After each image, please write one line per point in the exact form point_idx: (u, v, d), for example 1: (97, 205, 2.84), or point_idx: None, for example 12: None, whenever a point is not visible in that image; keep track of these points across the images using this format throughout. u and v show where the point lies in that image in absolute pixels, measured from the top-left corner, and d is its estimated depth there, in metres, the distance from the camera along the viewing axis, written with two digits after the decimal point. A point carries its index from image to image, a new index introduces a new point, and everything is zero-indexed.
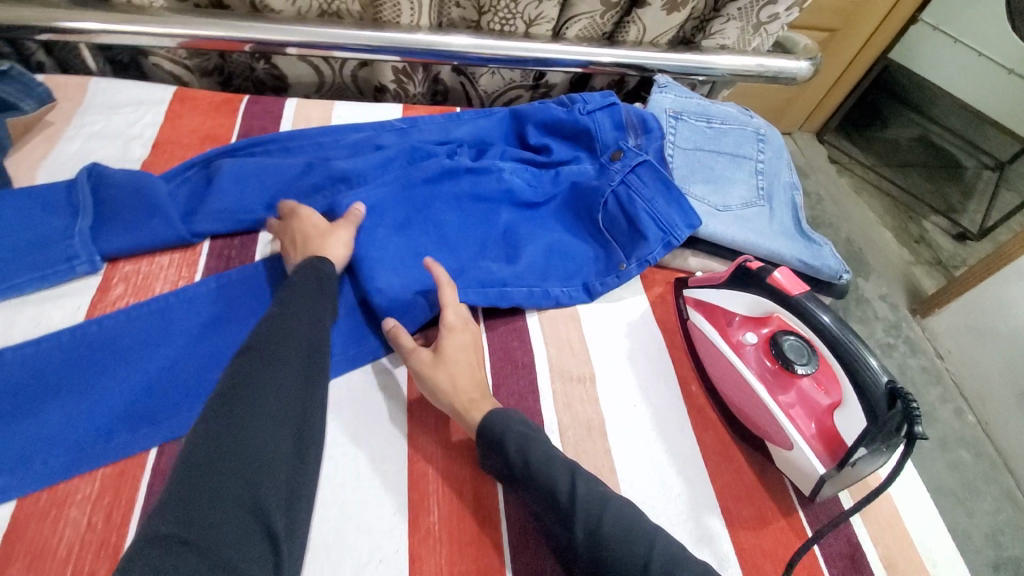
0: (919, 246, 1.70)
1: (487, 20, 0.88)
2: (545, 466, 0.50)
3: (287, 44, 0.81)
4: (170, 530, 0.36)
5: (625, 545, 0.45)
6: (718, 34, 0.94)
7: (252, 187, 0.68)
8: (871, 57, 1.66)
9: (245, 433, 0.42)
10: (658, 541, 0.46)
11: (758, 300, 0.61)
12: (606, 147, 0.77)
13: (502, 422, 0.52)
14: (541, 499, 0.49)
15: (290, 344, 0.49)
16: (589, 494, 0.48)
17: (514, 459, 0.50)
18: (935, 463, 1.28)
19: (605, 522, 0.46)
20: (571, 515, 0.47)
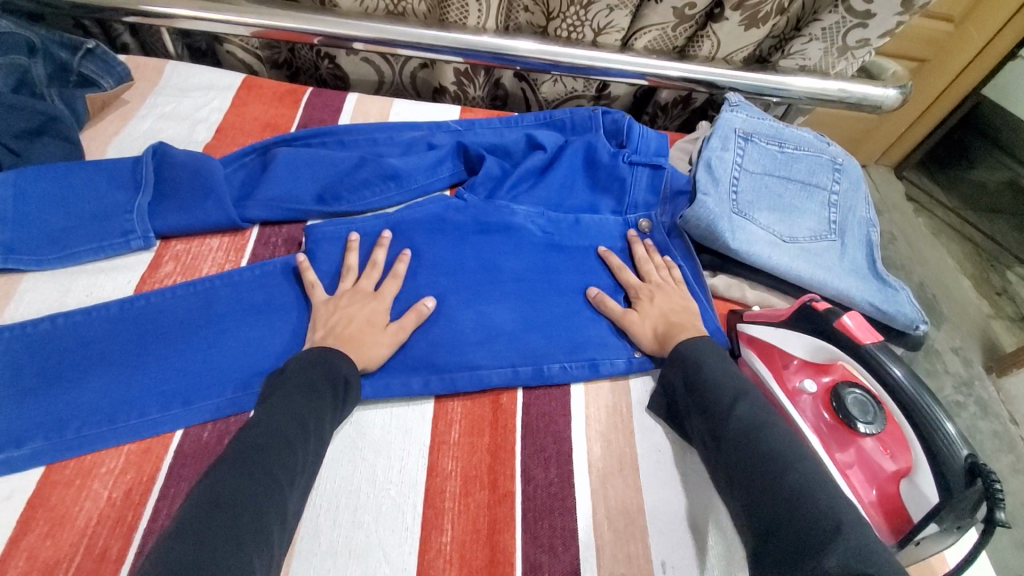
0: (1000, 298, 1.56)
1: (555, 25, 0.86)
2: (720, 380, 0.53)
3: (354, 39, 0.81)
4: (171, 553, 0.35)
5: (768, 455, 0.45)
6: (798, 55, 0.88)
7: (304, 178, 0.68)
8: (964, 90, 1.52)
9: (202, 530, 0.37)
10: (801, 466, 0.44)
11: (822, 345, 0.55)
12: (636, 207, 0.74)
13: (688, 347, 0.57)
14: (704, 411, 0.52)
15: (296, 399, 0.48)
16: (748, 414, 0.49)
17: (684, 379, 0.55)
18: (1001, 541, 1.15)
19: (757, 438, 0.47)
20: (725, 427, 0.49)
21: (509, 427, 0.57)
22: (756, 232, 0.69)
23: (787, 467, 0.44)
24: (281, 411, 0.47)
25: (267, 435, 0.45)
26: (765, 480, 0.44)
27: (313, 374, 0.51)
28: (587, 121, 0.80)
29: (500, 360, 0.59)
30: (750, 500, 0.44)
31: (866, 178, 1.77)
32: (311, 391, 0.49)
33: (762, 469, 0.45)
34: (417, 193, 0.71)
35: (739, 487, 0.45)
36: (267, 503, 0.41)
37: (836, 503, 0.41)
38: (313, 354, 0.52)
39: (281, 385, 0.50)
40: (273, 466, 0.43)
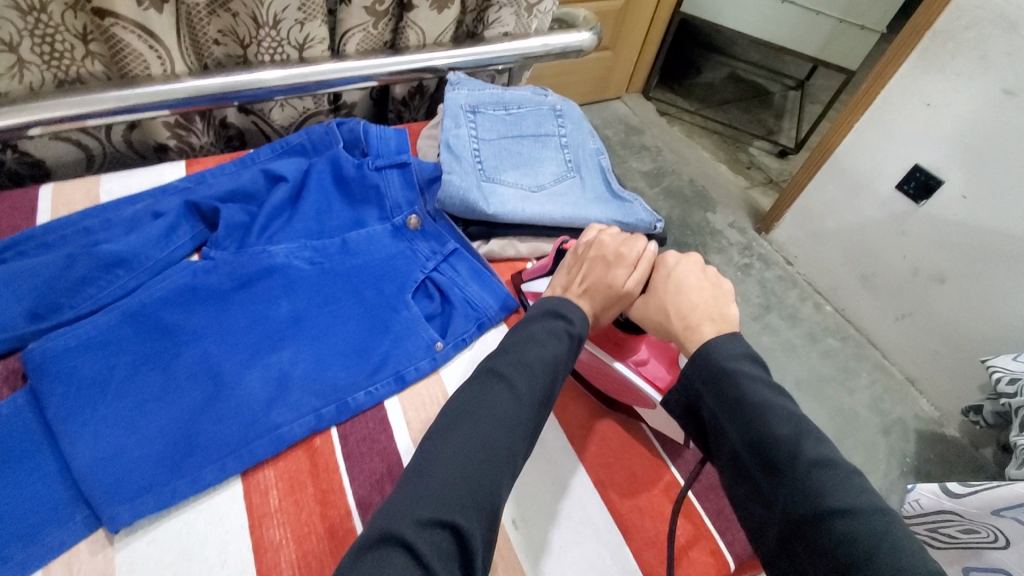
0: (751, 171, 1.90)
1: (255, 52, 0.82)
2: (774, 411, 0.47)
3: (28, 125, 0.70)
4: (403, 516, 0.39)
5: (850, 509, 0.42)
6: (497, 23, 0.96)
7: (2, 300, 0.57)
8: (667, 11, 1.79)
9: (429, 494, 0.41)
10: (887, 530, 0.41)
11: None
12: (399, 205, 0.74)
13: (717, 360, 0.50)
14: (756, 437, 0.47)
15: (522, 357, 0.51)
16: (815, 455, 0.45)
17: (722, 401, 0.49)
18: (812, 358, 1.43)
19: (828, 496, 0.43)
20: (791, 466, 0.45)
21: (331, 466, 0.56)
22: (506, 192, 0.74)
23: (871, 546, 0.40)
24: (529, 344, 0.52)
25: (520, 362, 0.50)
26: (841, 549, 0.41)
27: (531, 333, 0.53)
28: (324, 138, 0.79)
29: (304, 407, 0.57)
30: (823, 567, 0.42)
31: (623, 107, 2.00)
32: (552, 328, 0.54)
33: (834, 539, 0.42)
34: (158, 269, 0.64)
35: (811, 541, 0.43)
36: (516, 430, 0.46)
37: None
38: (544, 304, 0.57)
39: (509, 342, 0.53)
40: (522, 390, 0.49)
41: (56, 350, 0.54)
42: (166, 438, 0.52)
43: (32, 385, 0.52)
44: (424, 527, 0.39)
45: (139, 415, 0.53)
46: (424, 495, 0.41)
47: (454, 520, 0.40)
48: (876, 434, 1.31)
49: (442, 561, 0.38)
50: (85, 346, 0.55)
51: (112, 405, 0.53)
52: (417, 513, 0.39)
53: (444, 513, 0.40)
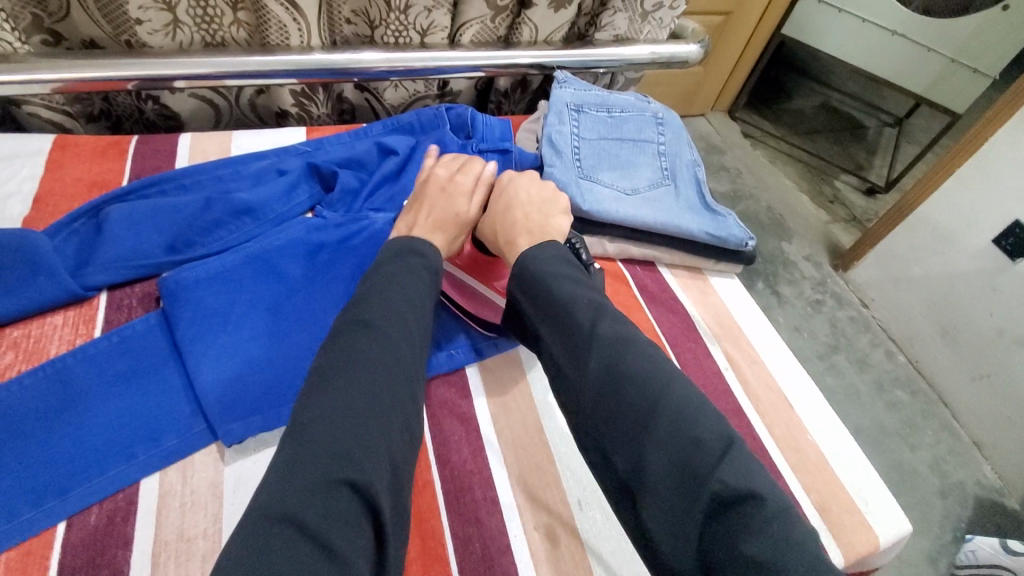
0: (834, 206, 1.82)
1: (381, 33, 0.88)
2: (575, 301, 0.52)
3: (174, 77, 0.77)
4: (287, 496, 0.39)
5: (639, 378, 0.48)
6: (608, 26, 0.98)
7: (148, 232, 0.65)
8: (768, 31, 1.75)
9: (311, 455, 0.41)
10: (670, 390, 0.47)
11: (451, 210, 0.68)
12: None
13: (533, 261, 0.56)
14: (562, 329, 0.52)
15: (381, 308, 0.51)
16: (611, 333, 0.51)
17: (539, 297, 0.54)
18: (876, 406, 1.36)
19: (623, 364, 0.49)
20: (592, 347, 0.50)
21: None
22: (603, 191, 0.75)
23: (658, 398, 0.47)
24: (388, 291, 0.53)
25: (385, 306, 0.51)
26: (632, 410, 0.47)
27: (388, 288, 0.53)
28: (433, 120, 0.83)
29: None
30: (619, 432, 0.47)
31: (708, 125, 1.97)
32: (408, 272, 0.55)
33: (632, 400, 0.47)
34: (277, 221, 0.71)
35: (612, 413, 0.48)
36: (399, 363, 0.48)
37: (699, 429, 0.45)
38: (397, 248, 0.58)
39: (364, 295, 0.53)
40: (390, 330, 0.49)
41: (188, 280, 0.60)
42: (274, 374, 0.58)
43: (167, 310, 0.59)
44: (303, 483, 0.39)
45: (254, 349, 0.59)
46: (309, 466, 0.40)
47: (339, 473, 0.40)
48: (934, 495, 1.23)
49: (344, 521, 0.39)
50: (212, 280, 0.61)
51: (230, 336, 0.59)
52: (304, 483, 0.39)
53: (331, 473, 0.40)
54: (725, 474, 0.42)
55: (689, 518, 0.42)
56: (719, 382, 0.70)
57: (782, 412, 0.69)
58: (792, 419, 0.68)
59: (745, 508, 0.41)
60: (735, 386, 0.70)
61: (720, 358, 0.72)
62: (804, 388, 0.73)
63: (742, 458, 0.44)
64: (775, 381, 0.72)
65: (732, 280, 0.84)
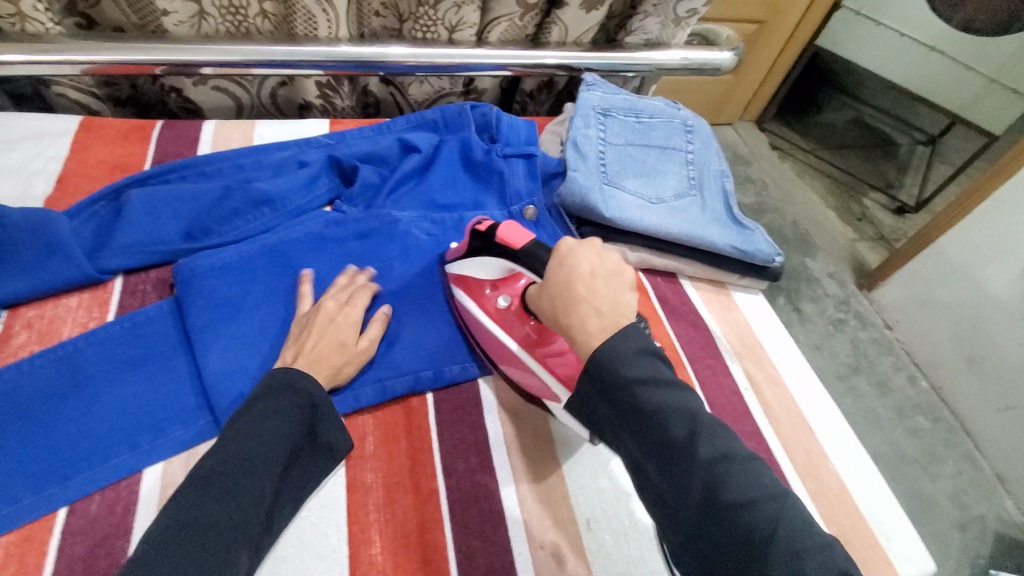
0: (861, 223, 1.77)
1: (409, 27, 0.87)
2: (665, 411, 0.41)
3: (201, 64, 0.77)
4: None
5: (746, 513, 0.38)
6: (639, 30, 0.96)
7: (166, 217, 0.64)
8: (802, 42, 1.71)
9: None
10: (783, 524, 0.37)
11: (496, 260, 0.59)
12: (518, 194, 0.76)
13: (611, 359, 0.44)
14: (653, 446, 0.42)
15: (263, 439, 0.46)
16: (712, 452, 0.40)
17: (621, 405, 0.43)
18: (896, 432, 1.32)
19: (727, 490, 0.39)
20: (688, 472, 0.40)
21: (423, 428, 0.58)
22: (627, 199, 0.73)
23: (769, 532, 0.37)
24: (250, 442, 0.45)
25: (254, 447, 0.45)
26: (740, 548, 0.37)
27: (274, 411, 0.48)
28: (457, 118, 0.82)
29: (404, 367, 0.60)
30: (725, 571, 0.38)
31: (735, 135, 1.93)
32: (279, 414, 0.48)
33: (739, 534, 0.38)
34: (296, 213, 0.70)
35: (711, 551, 0.39)
36: (243, 536, 0.41)
37: (822, 574, 0.35)
38: (275, 380, 0.50)
39: (244, 415, 0.47)
40: (245, 491, 0.42)
41: (202, 268, 0.59)
42: None
43: (178, 298, 0.58)
44: None
45: (264, 342, 0.58)
46: None
47: None
48: (953, 528, 1.19)
49: None
50: (226, 269, 0.61)
51: (240, 327, 0.58)
52: None
53: None
54: None
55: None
56: (739, 402, 0.67)
57: (803, 438, 0.66)
58: (814, 446, 0.66)
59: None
60: (755, 408, 0.67)
61: (740, 378, 0.70)
62: (827, 414, 0.69)
63: None
64: (796, 406, 0.69)
65: (757, 296, 0.81)
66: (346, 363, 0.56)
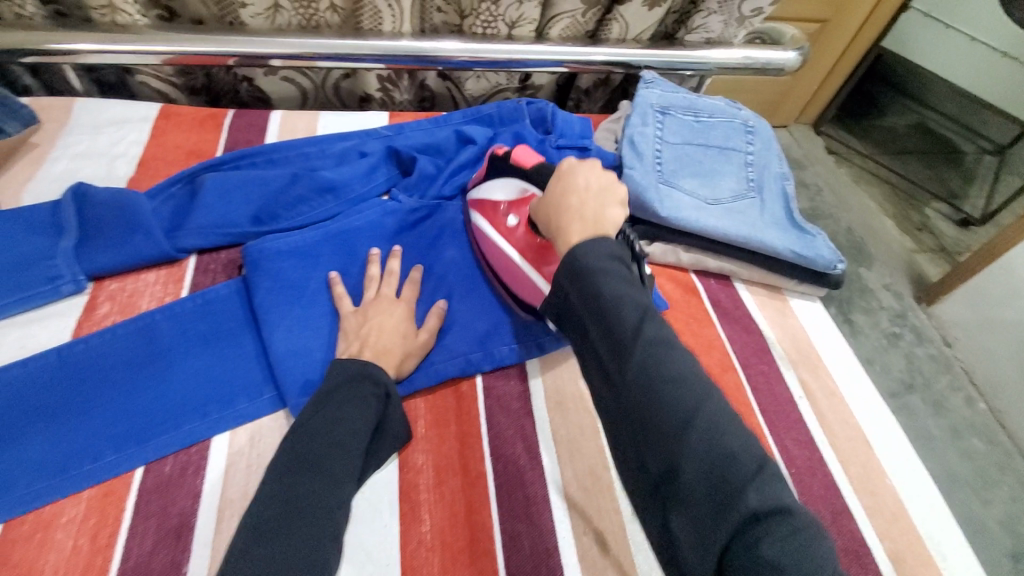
0: (922, 234, 1.68)
1: (470, 23, 0.88)
2: (620, 300, 0.42)
3: (270, 56, 0.80)
4: None
5: (673, 390, 0.38)
6: (701, 28, 0.94)
7: (237, 202, 0.68)
8: (866, 43, 1.63)
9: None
10: (710, 404, 0.38)
11: (511, 180, 0.64)
12: None
13: (586, 253, 0.44)
14: (602, 329, 0.42)
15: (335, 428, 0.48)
16: (656, 336, 0.41)
17: (582, 295, 0.43)
18: (949, 454, 1.24)
19: (660, 369, 0.39)
20: (628, 350, 0.40)
21: (472, 415, 0.59)
22: (683, 198, 0.73)
23: (692, 412, 0.37)
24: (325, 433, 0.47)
25: (327, 435, 0.47)
26: (662, 421, 0.37)
27: (341, 400, 0.50)
28: (514, 113, 0.82)
29: (455, 355, 0.61)
30: (651, 439, 0.38)
31: (788, 137, 1.87)
32: (358, 401, 0.50)
33: (664, 409, 0.38)
34: (356, 201, 0.72)
35: (637, 429, 0.39)
36: (334, 510, 0.43)
37: (739, 448, 0.36)
38: (349, 370, 0.53)
39: (320, 404, 0.50)
40: (334, 469, 0.45)
41: (270, 250, 0.62)
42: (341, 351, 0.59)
43: (246, 279, 0.61)
44: None
45: (324, 323, 0.60)
46: None
47: None
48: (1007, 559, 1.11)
49: None
50: (290, 253, 0.63)
51: (302, 309, 0.60)
52: None
53: None
54: (757, 493, 0.33)
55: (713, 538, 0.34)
56: (792, 410, 0.66)
57: (859, 451, 0.64)
58: (869, 459, 0.63)
59: (776, 531, 0.32)
60: (809, 417, 0.66)
61: (795, 385, 0.68)
62: (887, 428, 0.67)
63: (779, 481, 0.35)
64: (852, 417, 0.67)
65: (815, 304, 0.78)
66: (406, 355, 0.58)
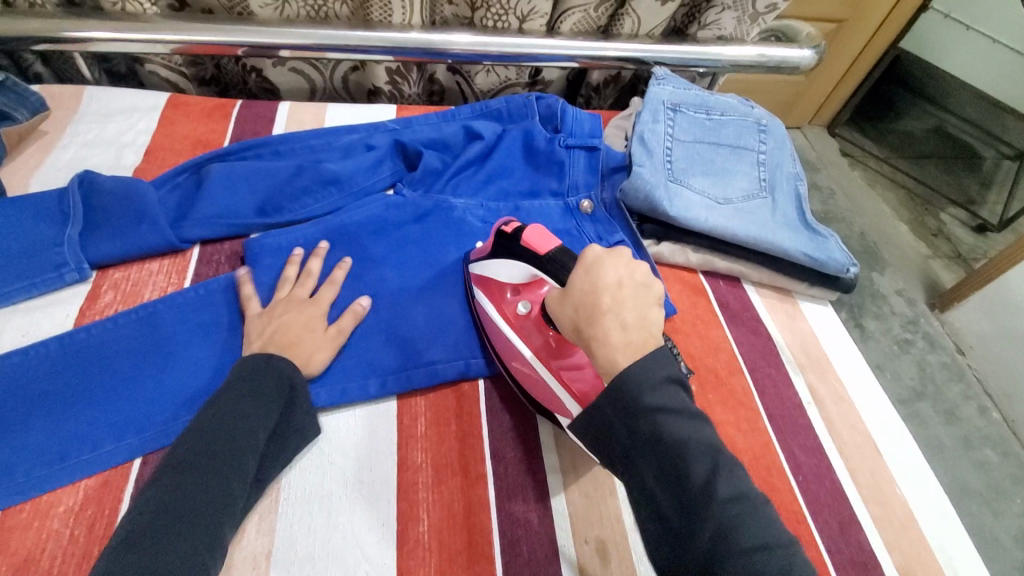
0: (937, 239, 1.65)
1: (481, 16, 0.87)
2: (671, 431, 0.40)
3: (279, 47, 0.80)
4: None
5: (730, 531, 0.38)
6: (713, 25, 0.92)
7: (242, 192, 0.67)
8: (885, 43, 1.60)
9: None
10: (767, 544, 0.37)
11: (520, 264, 0.55)
12: (577, 186, 0.75)
13: (638, 379, 0.41)
14: (654, 457, 0.41)
15: (234, 426, 0.46)
16: (710, 470, 0.39)
17: (632, 423, 0.41)
18: (961, 464, 1.22)
19: (740, 534, 0.38)
20: (686, 485, 0.40)
21: (473, 413, 0.58)
22: (692, 197, 0.71)
23: (751, 552, 0.37)
24: (223, 429, 0.46)
25: (225, 430, 0.46)
26: (714, 562, 0.38)
27: (240, 395, 0.49)
28: (523, 108, 0.81)
29: (457, 352, 0.61)
30: (703, 571, 0.38)
31: (802, 138, 1.84)
32: (256, 396, 0.49)
33: (717, 545, 0.38)
34: (360, 194, 0.72)
35: (685, 556, 0.39)
36: (225, 511, 0.43)
37: None
38: (250, 365, 0.51)
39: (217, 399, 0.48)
40: (230, 464, 0.45)
41: (271, 245, 0.63)
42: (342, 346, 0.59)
43: (245, 269, 0.62)
44: None
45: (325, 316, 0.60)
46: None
47: None
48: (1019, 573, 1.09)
49: None
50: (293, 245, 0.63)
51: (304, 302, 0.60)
52: None
53: None
54: None
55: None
56: (800, 416, 0.64)
57: (868, 459, 0.62)
58: (879, 468, 0.62)
59: None
60: (817, 423, 0.64)
61: (803, 391, 0.67)
62: (897, 436, 0.65)
63: None
64: (862, 424, 0.65)
65: (825, 307, 0.77)
66: (318, 350, 0.56)
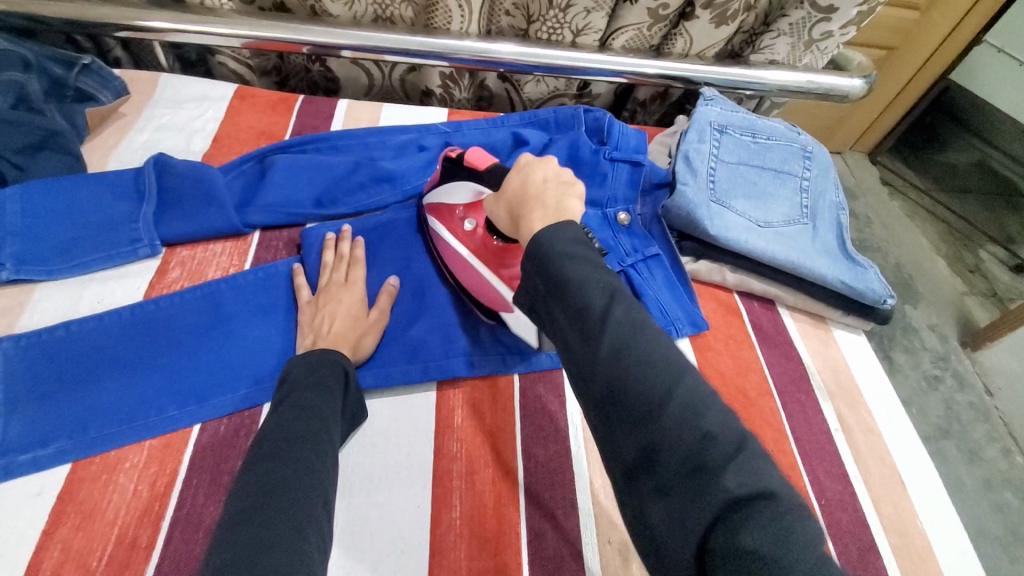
0: (974, 276, 1.62)
1: (536, 29, 0.90)
2: (585, 284, 0.41)
3: (341, 47, 0.83)
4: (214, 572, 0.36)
5: (642, 378, 0.37)
6: (767, 49, 0.94)
7: (302, 183, 0.71)
8: (933, 74, 1.57)
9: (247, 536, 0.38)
10: (682, 382, 0.37)
11: (464, 182, 0.62)
12: (618, 199, 0.77)
13: (552, 236, 0.44)
14: (573, 315, 0.41)
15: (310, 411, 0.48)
16: (625, 317, 0.40)
17: (548, 279, 0.43)
18: (979, 505, 1.20)
19: (653, 390, 0.37)
20: (598, 333, 0.39)
21: (508, 409, 0.61)
22: (733, 219, 0.73)
23: (667, 394, 0.36)
24: (297, 414, 0.48)
25: (301, 413, 0.48)
26: (635, 405, 0.37)
27: (309, 383, 0.51)
28: (570, 120, 0.83)
29: (494, 351, 0.64)
30: (626, 421, 0.37)
31: (842, 164, 1.82)
32: (322, 383, 0.51)
33: (633, 391, 0.37)
34: (411, 193, 0.75)
35: (609, 415, 0.39)
36: (313, 479, 0.44)
37: (716, 425, 0.35)
38: (309, 358, 0.54)
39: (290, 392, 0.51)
40: (312, 440, 0.46)
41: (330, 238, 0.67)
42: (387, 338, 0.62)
43: (302, 259, 0.66)
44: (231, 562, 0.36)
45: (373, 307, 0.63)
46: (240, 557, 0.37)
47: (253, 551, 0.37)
48: None
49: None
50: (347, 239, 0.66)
51: None
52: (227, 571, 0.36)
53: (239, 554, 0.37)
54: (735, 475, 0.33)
55: (688, 514, 0.34)
56: (825, 441, 0.65)
57: (891, 489, 0.63)
58: (902, 499, 0.62)
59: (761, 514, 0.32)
60: (843, 449, 0.65)
61: (831, 418, 0.67)
62: (923, 470, 0.66)
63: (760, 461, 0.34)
64: (888, 454, 0.66)
65: (859, 337, 0.77)
66: (365, 335, 0.59)
